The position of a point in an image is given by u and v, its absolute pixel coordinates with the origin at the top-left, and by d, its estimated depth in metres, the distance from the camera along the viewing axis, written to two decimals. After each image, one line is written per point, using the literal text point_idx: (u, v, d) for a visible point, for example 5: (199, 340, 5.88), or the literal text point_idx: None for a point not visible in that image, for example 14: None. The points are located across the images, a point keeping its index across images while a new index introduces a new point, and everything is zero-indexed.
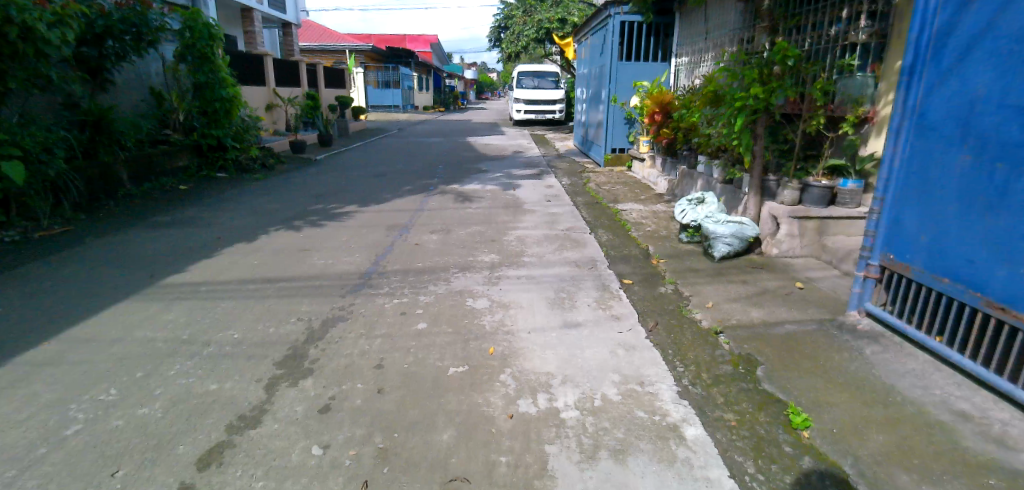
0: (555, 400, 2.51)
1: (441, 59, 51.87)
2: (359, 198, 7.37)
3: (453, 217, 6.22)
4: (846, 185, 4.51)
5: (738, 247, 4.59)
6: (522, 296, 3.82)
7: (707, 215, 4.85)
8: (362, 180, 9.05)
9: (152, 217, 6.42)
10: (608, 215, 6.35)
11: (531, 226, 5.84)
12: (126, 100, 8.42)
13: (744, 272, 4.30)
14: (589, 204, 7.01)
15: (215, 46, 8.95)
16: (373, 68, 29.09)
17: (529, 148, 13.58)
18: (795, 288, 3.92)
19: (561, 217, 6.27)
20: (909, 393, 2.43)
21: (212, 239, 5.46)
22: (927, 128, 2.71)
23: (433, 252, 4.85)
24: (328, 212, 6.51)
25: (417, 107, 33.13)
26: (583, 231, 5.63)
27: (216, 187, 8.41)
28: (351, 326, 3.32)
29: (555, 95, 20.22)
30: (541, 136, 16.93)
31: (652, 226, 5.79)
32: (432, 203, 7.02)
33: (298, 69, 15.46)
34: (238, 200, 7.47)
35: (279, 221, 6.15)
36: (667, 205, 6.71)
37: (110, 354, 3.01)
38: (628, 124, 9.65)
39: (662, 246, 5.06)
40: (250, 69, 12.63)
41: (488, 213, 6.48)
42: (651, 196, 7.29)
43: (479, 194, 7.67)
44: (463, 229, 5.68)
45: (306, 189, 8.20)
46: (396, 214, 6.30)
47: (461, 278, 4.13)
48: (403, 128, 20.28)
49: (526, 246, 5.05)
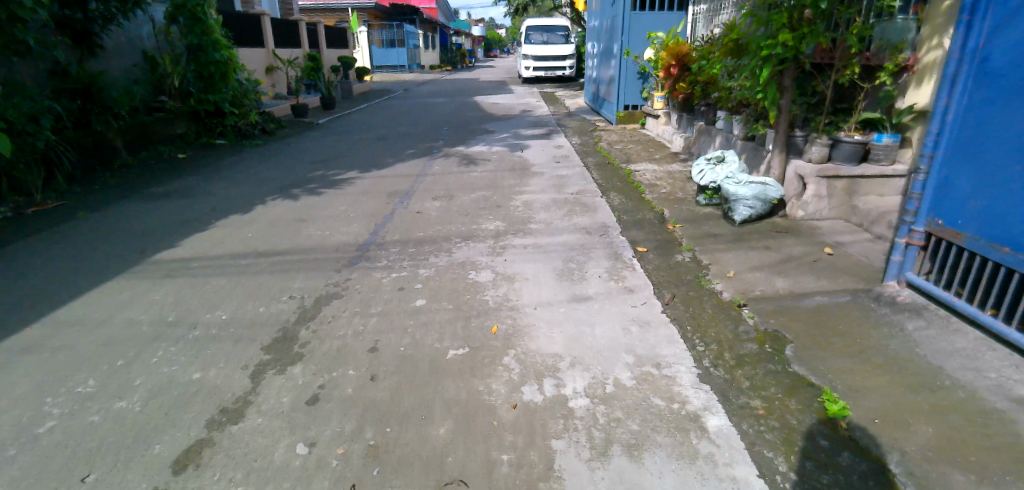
0: (563, 386, 2.29)
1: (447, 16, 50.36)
2: (361, 163, 7.10)
3: (457, 182, 5.94)
4: (880, 140, 4.21)
5: (760, 210, 4.30)
6: (528, 267, 3.57)
7: (727, 176, 4.51)
8: (364, 144, 8.75)
9: (148, 188, 6.21)
10: (621, 176, 6.03)
11: (539, 190, 5.54)
12: (119, 67, 8.12)
13: (768, 238, 4.01)
14: (600, 165, 6.65)
15: (206, 5, 8.56)
16: (377, 26, 28.28)
17: (538, 107, 13.11)
18: (823, 255, 3.64)
19: (571, 180, 5.96)
20: (960, 376, 2.18)
21: (208, 210, 5.26)
22: (991, 75, 2.35)
23: (435, 220, 4.59)
24: (327, 179, 6.25)
25: (423, 66, 32.27)
26: (594, 194, 5.33)
27: (215, 155, 8.18)
28: (345, 304, 3.10)
29: (565, 50, 19.45)
30: (551, 93, 16.35)
31: (667, 187, 5.47)
32: (436, 167, 6.72)
33: (297, 29, 14.93)
34: (237, 168, 7.24)
35: (277, 189, 5.91)
36: (683, 165, 6.36)
37: (91, 339, 2.85)
38: (641, 78, 9.17)
39: (678, 209, 4.76)
40: (247, 29, 12.18)
41: (494, 177, 6.18)
42: (666, 155, 6.93)
43: (485, 156, 7.34)
44: (467, 194, 5.40)
45: (307, 155, 7.94)
46: (398, 180, 6.03)
47: (463, 249, 3.89)
48: (408, 89, 19.76)
49: (533, 212, 4.77)
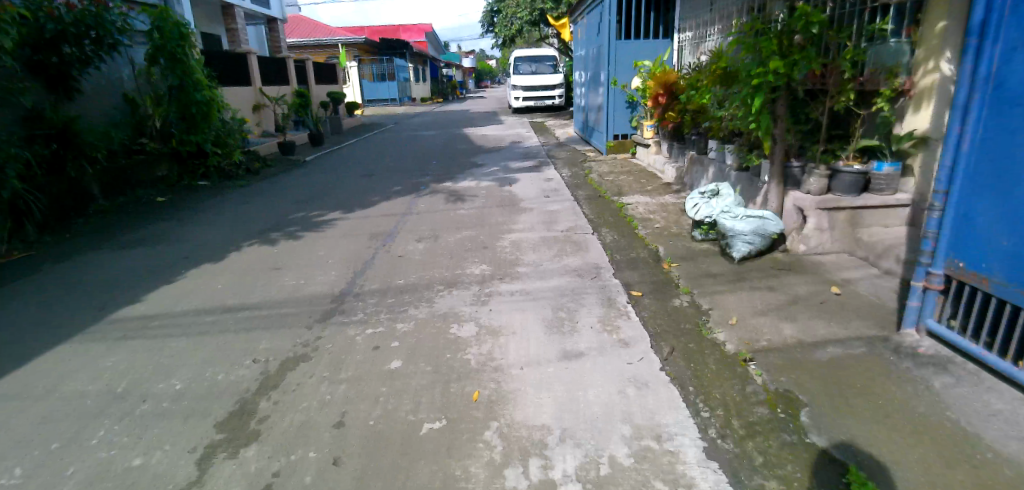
0: (551, 468, 2.01)
1: (437, 49, 51.09)
2: (345, 202, 6.88)
3: (443, 220, 5.71)
4: (881, 169, 4.01)
5: (759, 245, 4.10)
6: (515, 318, 3.31)
7: (723, 210, 4.30)
8: (350, 181, 8.55)
9: (121, 235, 5.96)
10: (613, 210, 5.82)
11: (528, 227, 5.31)
12: (98, 110, 7.96)
13: (770, 276, 3.78)
14: (591, 198, 6.45)
15: (187, 46, 8.44)
16: (367, 61, 28.49)
17: (528, 137, 13.02)
18: (831, 295, 3.40)
19: (561, 215, 5.74)
20: (1002, 446, 1.92)
21: (180, 258, 5.00)
22: (1009, 103, 2.15)
23: (418, 264, 4.35)
24: (309, 220, 6.01)
25: (414, 99, 32.45)
26: (585, 231, 5.11)
27: (197, 197, 7.96)
28: (313, 367, 2.82)
29: (554, 79, 19.54)
30: (541, 123, 16.31)
31: (661, 221, 5.25)
32: (421, 204, 6.50)
33: (285, 66, 14.91)
34: (217, 211, 7.00)
35: (255, 233, 5.67)
36: (677, 196, 6.16)
37: (28, 417, 2.55)
38: (630, 107, 9.02)
39: (674, 246, 4.54)
40: (232, 68, 12.11)
41: (481, 214, 5.96)
42: (659, 186, 6.74)
43: (472, 191, 7.14)
44: (453, 234, 5.17)
45: (291, 195, 7.73)
46: (381, 220, 5.80)
47: (446, 298, 3.63)
48: (398, 122, 19.73)
49: (521, 253, 4.53)
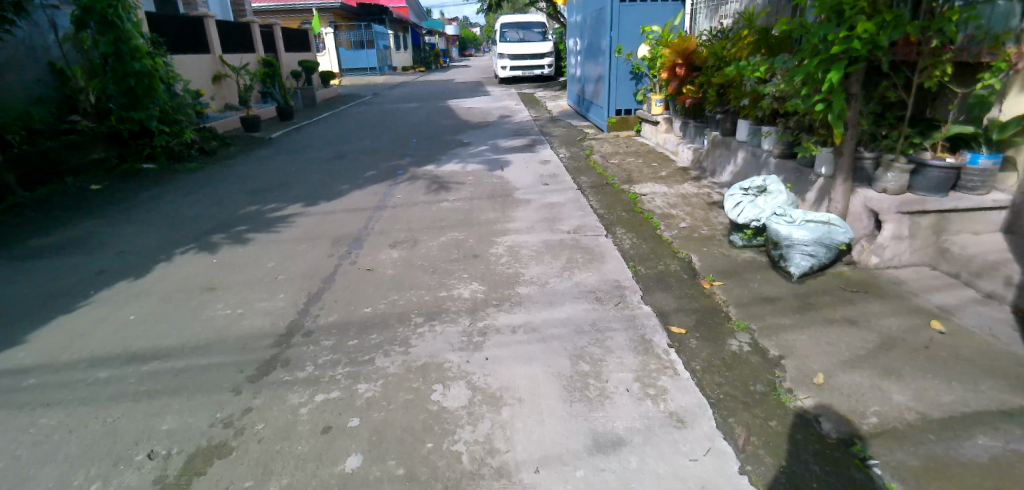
0: None
1: (420, 15, 49.03)
2: (309, 192, 5.91)
3: (424, 217, 4.81)
4: (976, 162, 3.19)
5: (822, 258, 3.30)
6: (519, 369, 2.48)
7: (775, 212, 3.50)
8: (319, 164, 7.55)
9: (38, 236, 4.99)
10: (624, 203, 4.96)
11: (526, 226, 4.43)
12: (17, 80, 6.98)
13: (842, 304, 2.98)
14: (596, 186, 5.56)
15: (121, 7, 7.28)
16: (345, 27, 26.84)
17: (518, 111, 12.00)
18: (933, 335, 2.60)
19: (564, 209, 4.87)
20: None
21: (97, 271, 4.05)
22: None
23: (391, 283, 3.46)
24: (263, 217, 5.06)
25: (395, 68, 30.90)
26: (596, 232, 4.25)
27: (139, 184, 6.92)
28: (232, 470, 2.02)
29: (542, 47, 18.34)
30: (530, 95, 15.24)
31: (686, 220, 4.41)
32: (399, 195, 5.56)
33: (251, 32, 13.63)
34: (158, 202, 6.00)
35: (196, 234, 4.72)
36: (697, 185, 5.31)
37: None
38: (634, 79, 8.02)
39: (709, 255, 3.71)
40: (187, 34, 10.88)
41: (469, 207, 5.06)
42: (673, 172, 5.89)
43: (458, 177, 6.20)
44: (435, 237, 4.27)
45: (248, 181, 6.74)
46: (350, 217, 4.87)
47: (426, 339, 2.76)
48: (377, 93, 18.48)
49: (520, 265, 3.66)
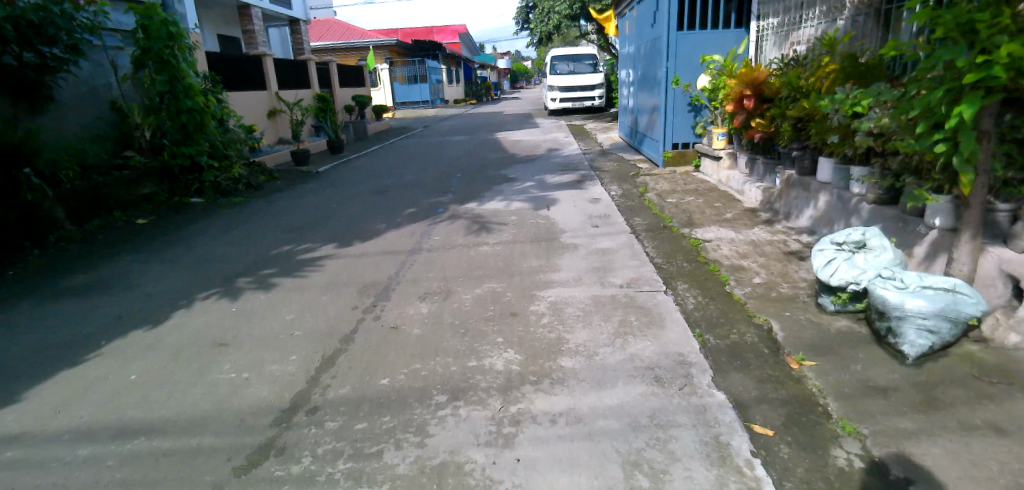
0: None
1: (472, 50, 50.26)
2: (346, 231, 5.65)
3: (461, 263, 4.40)
4: None
5: (945, 335, 2.68)
6: (561, 482, 1.96)
7: (881, 273, 2.90)
8: (361, 199, 7.36)
9: (72, 273, 4.87)
10: (685, 250, 4.40)
11: (572, 278, 3.94)
12: (76, 117, 7.09)
13: (978, 400, 2.33)
14: (652, 229, 5.03)
15: (177, 46, 7.44)
16: (399, 62, 27.56)
17: (567, 143, 11.62)
18: None
19: (616, 257, 4.34)
20: None
21: (117, 316, 3.82)
22: None
23: (417, 344, 3.04)
24: (295, 259, 4.79)
25: (446, 100, 31.40)
26: (654, 287, 3.70)
27: (184, 219, 6.89)
28: None
29: (593, 79, 18.04)
30: (579, 127, 14.89)
31: (760, 274, 3.82)
32: (437, 236, 5.21)
33: (306, 68, 13.96)
34: (197, 239, 5.90)
35: (224, 276, 4.50)
36: (769, 231, 4.70)
37: None
38: (693, 111, 7.47)
39: (793, 322, 3.12)
40: (245, 71, 11.17)
41: (510, 252, 4.63)
42: (740, 213, 5.28)
43: (501, 217, 5.80)
44: (471, 287, 3.84)
45: (288, 217, 6.59)
46: (383, 262, 4.53)
47: (449, 425, 2.30)
48: (426, 126, 18.61)
49: (565, 327, 3.17)
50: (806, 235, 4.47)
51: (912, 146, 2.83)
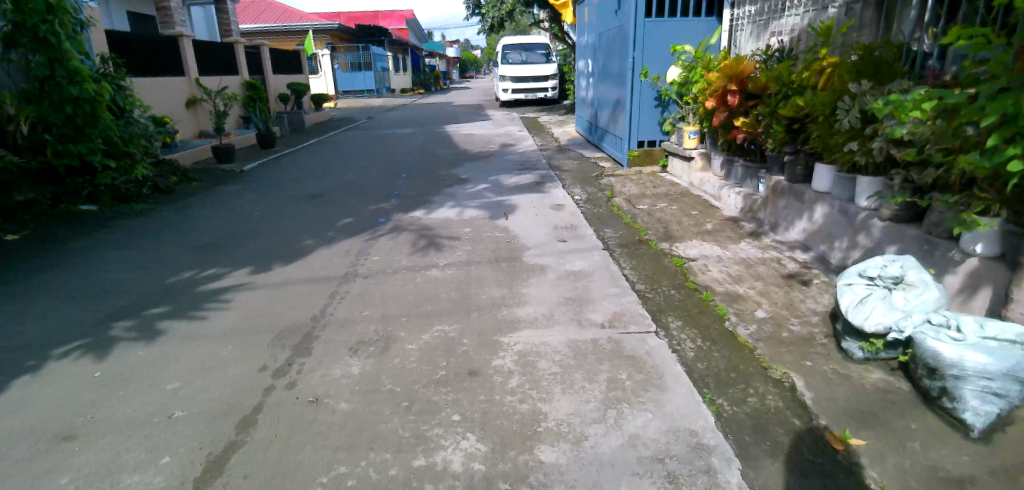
0: None
1: (419, 37, 48.73)
2: (267, 250, 4.75)
3: (405, 294, 3.63)
4: None
5: (1015, 399, 2.09)
6: None
7: (932, 320, 2.33)
8: (290, 206, 6.40)
9: None
10: (668, 272, 3.79)
11: (542, 314, 3.25)
12: None
13: None
14: (627, 244, 4.40)
15: (58, 23, 6.16)
16: (342, 48, 26.03)
17: (522, 138, 10.91)
18: None
19: (592, 283, 3.68)
20: None
21: None
22: None
23: (343, 431, 2.27)
24: (197, 292, 3.88)
25: (393, 90, 30.05)
26: (643, 326, 3.05)
27: (70, 233, 5.75)
28: None
29: (546, 70, 17.37)
30: (534, 120, 14.20)
31: (761, 304, 3.23)
32: (377, 256, 4.40)
33: (235, 52, 12.61)
34: (80, 260, 4.85)
35: (101, 320, 3.55)
36: (758, 245, 4.15)
37: None
38: (660, 107, 6.89)
39: (817, 374, 2.52)
40: (157, 55, 9.83)
41: (465, 277, 3.89)
42: (720, 223, 4.73)
43: (453, 229, 5.04)
44: (417, 333, 3.09)
45: (200, 230, 5.59)
46: (309, 296, 3.70)
47: None
48: (371, 117, 17.46)
49: (543, 391, 2.47)
50: (800, 252, 3.93)
51: (974, 162, 2.30)
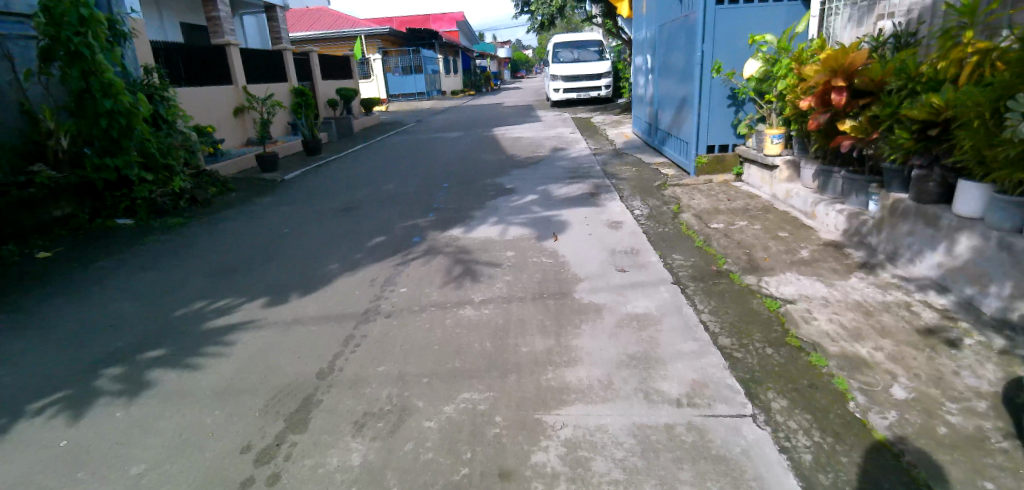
0: None
1: (471, 39, 48.66)
2: (287, 275, 4.25)
3: (430, 342, 3.00)
4: None
5: None
6: None
7: None
8: (322, 221, 5.95)
9: None
10: (759, 320, 2.99)
11: (598, 381, 2.53)
12: None
13: None
14: (702, 278, 3.61)
15: (93, 33, 5.89)
16: (394, 52, 26.02)
17: (575, 142, 10.15)
18: None
19: (662, 333, 2.92)
20: None
21: None
22: None
23: None
24: (201, 331, 3.39)
25: (444, 92, 29.88)
26: (734, 408, 2.29)
27: (98, 250, 5.49)
28: None
29: (599, 67, 16.45)
30: (587, 120, 13.37)
31: (897, 376, 2.40)
32: (403, 287, 3.80)
33: (283, 58, 12.49)
34: (97, 283, 4.52)
35: (90, 361, 3.10)
36: (875, 283, 3.27)
37: None
38: (734, 106, 5.98)
39: None
40: (204, 63, 9.72)
41: (503, 318, 3.23)
42: (818, 249, 3.85)
43: (494, 252, 4.39)
44: (437, 402, 2.45)
45: (226, 249, 5.20)
46: (319, 340, 3.14)
47: None
48: (420, 121, 17.13)
49: None
50: (936, 295, 3.03)
51: None
